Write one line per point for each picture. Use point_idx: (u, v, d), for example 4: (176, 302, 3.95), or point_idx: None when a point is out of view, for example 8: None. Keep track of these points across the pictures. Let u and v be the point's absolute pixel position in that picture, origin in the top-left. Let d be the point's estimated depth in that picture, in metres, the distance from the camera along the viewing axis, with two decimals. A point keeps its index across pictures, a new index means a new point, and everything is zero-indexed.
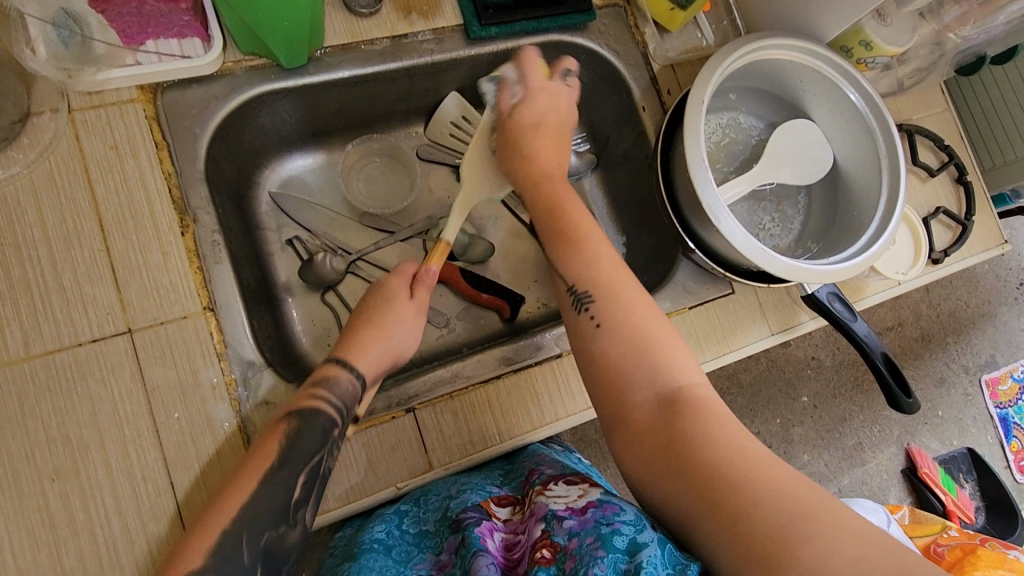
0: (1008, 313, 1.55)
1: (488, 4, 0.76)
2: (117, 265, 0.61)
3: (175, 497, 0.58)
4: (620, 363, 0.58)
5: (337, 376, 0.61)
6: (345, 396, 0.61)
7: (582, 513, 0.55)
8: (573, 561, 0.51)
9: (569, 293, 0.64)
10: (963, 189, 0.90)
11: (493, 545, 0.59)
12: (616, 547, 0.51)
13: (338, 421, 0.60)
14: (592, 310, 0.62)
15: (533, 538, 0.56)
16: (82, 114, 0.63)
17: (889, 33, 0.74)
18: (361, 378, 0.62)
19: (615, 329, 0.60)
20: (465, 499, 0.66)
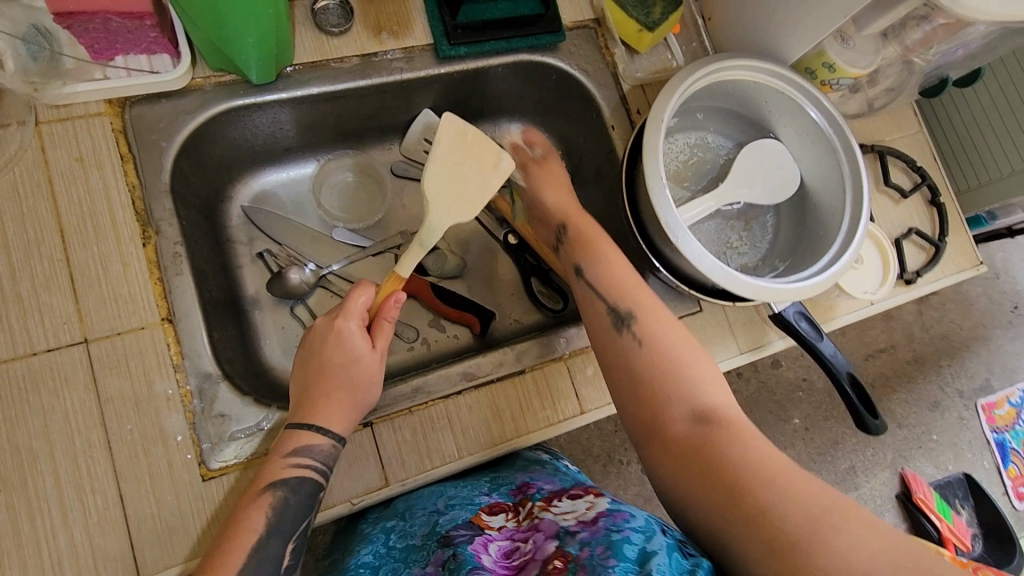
0: (1002, 336, 1.54)
1: (457, 24, 0.77)
2: (77, 275, 0.61)
3: (123, 510, 0.58)
4: (656, 382, 0.59)
5: (313, 441, 0.60)
6: (325, 457, 0.61)
7: (593, 526, 0.55)
8: (586, 570, 0.50)
9: (611, 314, 0.65)
10: (937, 211, 0.90)
11: (487, 556, 0.58)
12: (626, 555, 0.49)
13: (321, 479, 0.60)
14: (630, 330, 0.63)
15: (545, 554, 0.55)
16: (49, 127, 0.64)
17: (851, 55, 0.75)
18: (342, 439, 0.62)
19: (653, 353, 0.61)
20: (455, 515, 0.66)
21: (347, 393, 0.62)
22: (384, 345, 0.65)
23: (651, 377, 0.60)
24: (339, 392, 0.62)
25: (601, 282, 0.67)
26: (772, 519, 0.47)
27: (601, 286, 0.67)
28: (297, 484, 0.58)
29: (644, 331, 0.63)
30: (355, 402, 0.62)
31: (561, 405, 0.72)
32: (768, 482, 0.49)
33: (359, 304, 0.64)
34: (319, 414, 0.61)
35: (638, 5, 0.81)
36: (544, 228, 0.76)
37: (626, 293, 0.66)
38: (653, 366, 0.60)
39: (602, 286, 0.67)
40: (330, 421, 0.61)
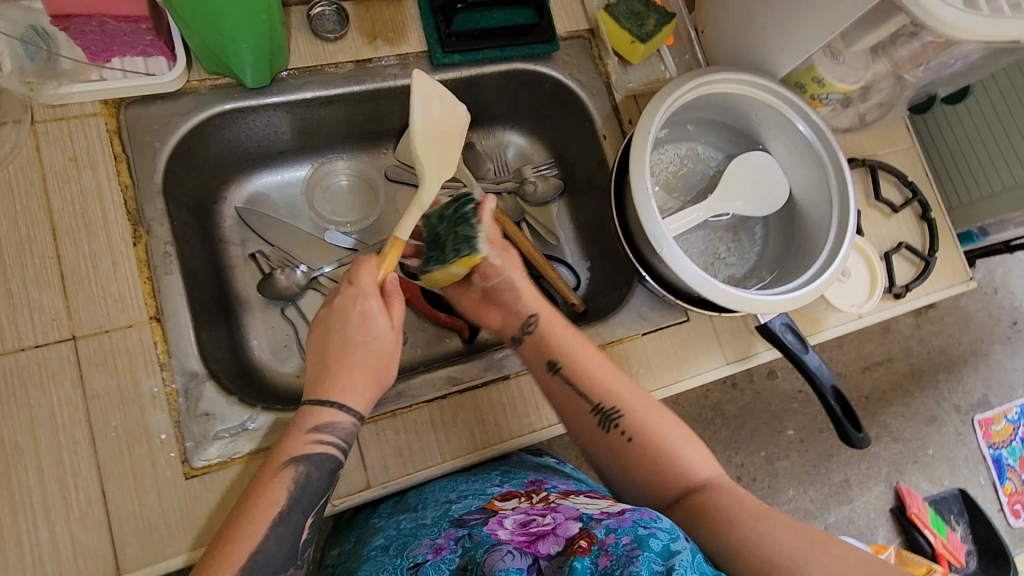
0: (1000, 352, 1.54)
1: (451, 33, 0.78)
2: (67, 273, 0.62)
3: (106, 506, 0.59)
4: (648, 462, 0.60)
5: (333, 415, 0.59)
6: (346, 435, 0.60)
7: (620, 515, 0.51)
8: (610, 559, 0.47)
9: (593, 410, 0.64)
10: (927, 225, 0.91)
11: (503, 530, 0.56)
12: (652, 548, 0.47)
13: (342, 456, 0.60)
14: (616, 422, 0.62)
15: (569, 532, 0.52)
16: (44, 126, 0.65)
17: (842, 70, 0.76)
18: (361, 417, 0.61)
19: (641, 439, 0.61)
20: (468, 504, 0.66)
21: (362, 370, 0.61)
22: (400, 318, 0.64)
23: (642, 460, 0.61)
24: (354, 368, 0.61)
25: (576, 377, 0.65)
26: (773, 550, 0.49)
27: (576, 382, 0.65)
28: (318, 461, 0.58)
29: (629, 422, 0.62)
30: (373, 378, 0.62)
31: (545, 412, 0.73)
32: (763, 519, 0.52)
33: (369, 280, 0.63)
34: (341, 390, 0.60)
35: (631, 17, 0.82)
36: (502, 313, 0.70)
37: (601, 384, 0.64)
38: (640, 453, 0.61)
39: (578, 380, 0.65)
40: (348, 397, 0.60)
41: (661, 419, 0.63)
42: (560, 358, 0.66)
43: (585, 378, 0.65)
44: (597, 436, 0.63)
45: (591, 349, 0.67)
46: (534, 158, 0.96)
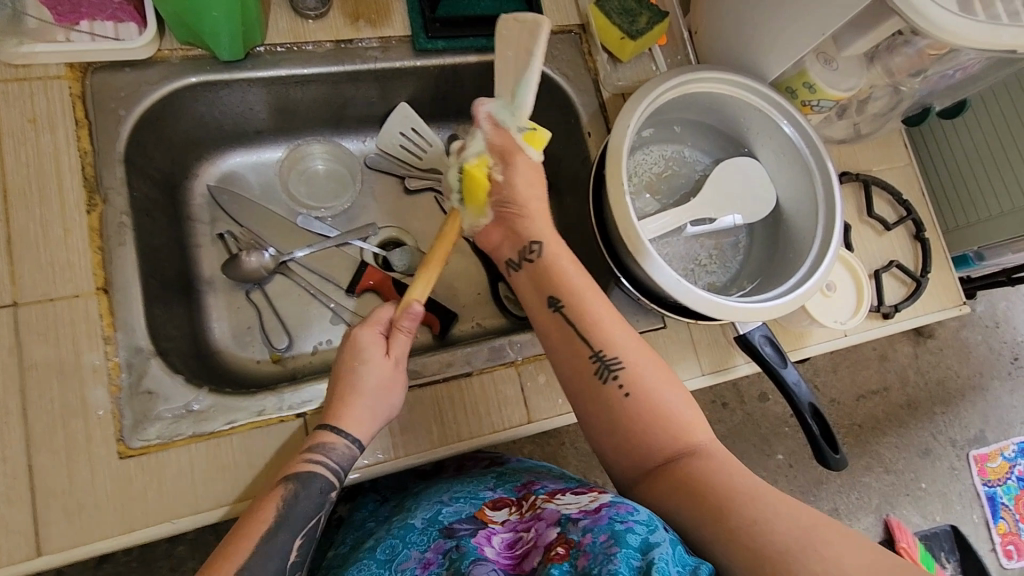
0: (1000, 387, 1.49)
1: (436, 18, 0.76)
2: (15, 237, 0.60)
3: (33, 482, 0.56)
4: (644, 422, 0.56)
5: (338, 442, 0.58)
6: (341, 459, 0.58)
7: (596, 512, 0.48)
8: (588, 559, 0.44)
9: (593, 356, 0.59)
10: (921, 246, 0.88)
11: (490, 548, 0.52)
12: (629, 543, 0.44)
13: (335, 487, 0.57)
14: (617, 372, 0.58)
15: (547, 540, 0.49)
16: (5, 86, 0.63)
17: (832, 76, 0.73)
18: (357, 441, 0.59)
19: (641, 394, 0.57)
20: (459, 509, 0.59)
21: (378, 376, 0.60)
22: (400, 354, 0.62)
23: (639, 420, 0.56)
24: (368, 378, 0.59)
25: (578, 320, 0.60)
26: (768, 535, 0.46)
27: (578, 323, 0.60)
28: (312, 486, 0.56)
29: (630, 374, 0.58)
30: (384, 401, 0.60)
31: (508, 413, 0.70)
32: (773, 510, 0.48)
33: (381, 314, 0.63)
34: (339, 413, 0.59)
35: (623, 13, 0.80)
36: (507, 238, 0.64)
37: (603, 330, 0.59)
38: (637, 410, 0.57)
39: (580, 322, 0.60)
40: (355, 422, 0.59)
41: (660, 378, 0.58)
42: (563, 297, 0.61)
43: (589, 318, 0.60)
44: (592, 387, 0.58)
45: (594, 290, 0.62)
46: None
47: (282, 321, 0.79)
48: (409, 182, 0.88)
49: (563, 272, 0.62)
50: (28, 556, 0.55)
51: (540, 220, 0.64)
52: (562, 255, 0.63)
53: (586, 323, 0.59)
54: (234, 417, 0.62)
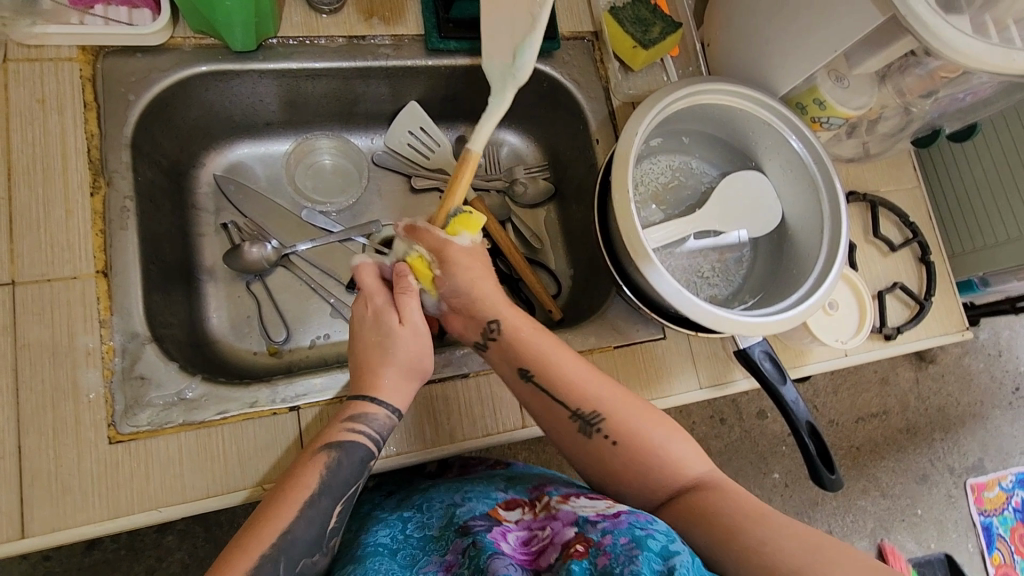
0: (1000, 417, 1.48)
1: (449, 18, 0.76)
2: (17, 215, 0.60)
3: (20, 462, 0.55)
4: (638, 469, 0.55)
5: (380, 411, 0.58)
6: (381, 427, 0.58)
7: (616, 517, 0.47)
8: (608, 558, 0.43)
9: (573, 417, 0.58)
10: (926, 269, 0.87)
11: (507, 543, 0.51)
12: (650, 547, 0.43)
13: (374, 454, 0.58)
14: (600, 427, 0.57)
15: (565, 538, 0.48)
16: (16, 66, 0.63)
17: (843, 94, 0.73)
18: (397, 408, 0.59)
19: (628, 443, 0.56)
20: (474, 507, 0.58)
21: (411, 333, 0.59)
22: (414, 316, 0.60)
23: (631, 468, 0.56)
24: (400, 340, 0.59)
25: (551, 385, 0.58)
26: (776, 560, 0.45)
27: (551, 389, 0.58)
28: (354, 455, 0.56)
29: (613, 426, 0.57)
30: (420, 358, 0.60)
31: (503, 416, 0.69)
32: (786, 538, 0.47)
33: (371, 279, 0.62)
34: (371, 382, 0.58)
35: (637, 22, 0.80)
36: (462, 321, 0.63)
37: (580, 388, 0.58)
38: (626, 460, 0.56)
39: (552, 388, 0.58)
40: (388, 389, 0.58)
41: (643, 419, 0.57)
42: (533, 364, 0.59)
43: (563, 379, 0.58)
44: (581, 446, 0.58)
45: (559, 346, 0.60)
46: (528, 160, 0.94)
47: (280, 313, 0.79)
48: (416, 181, 0.87)
49: (527, 341, 0.60)
50: (11, 537, 0.54)
51: (493, 297, 0.61)
52: (521, 316, 0.62)
53: (559, 389, 0.58)
54: (226, 408, 0.61)
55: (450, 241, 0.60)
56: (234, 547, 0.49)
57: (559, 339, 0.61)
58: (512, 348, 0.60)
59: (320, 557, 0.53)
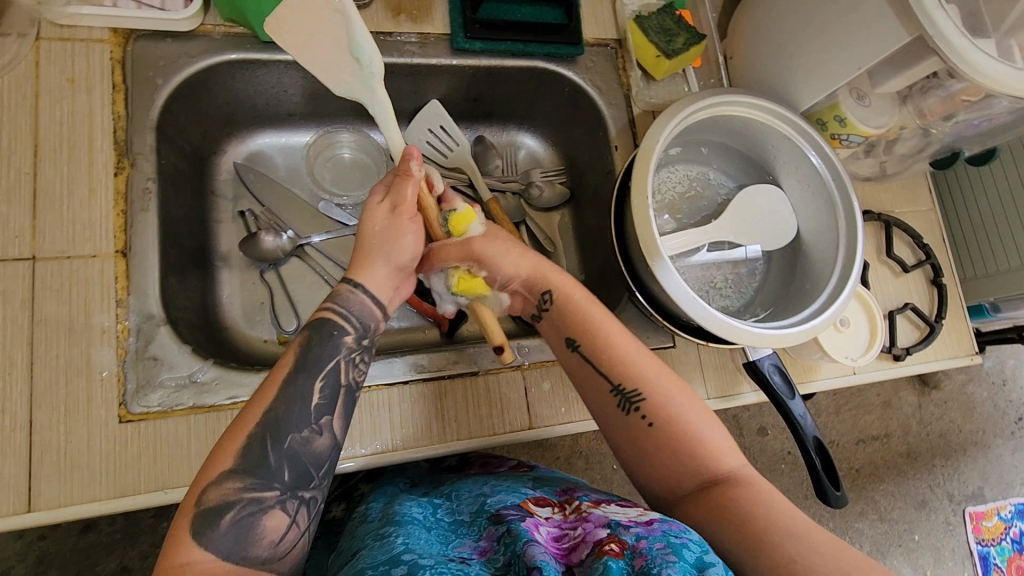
0: (1002, 446, 1.47)
1: (476, 19, 0.77)
2: (40, 191, 0.61)
3: (30, 436, 0.56)
4: (672, 454, 0.55)
5: (353, 294, 0.58)
6: (357, 310, 0.58)
7: (649, 524, 0.47)
8: (645, 560, 0.42)
9: (614, 391, 0.58)
10: (937, 291, 0.87)
11: (539, 535, 0.50)
12: (686, 557, 0.43)
13: (352, 334, 0.57)
14: (640, 406, 0.57)
15: (598, 538, 0.47)
16: (48, 44, 0.64)
17: (864, 112, 0.73)
18: (366, 290, 0.58)
19: (666, 426, 0.56)
20: (503, 498, 0.59)
21: (385, 217, 0.59)
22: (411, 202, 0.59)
23: (666, 452, 0.55)
24: (376, 223, 0.59)
25: (596, 357, 0.59)
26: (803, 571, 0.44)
27: (596, 361, 0.59)
28: (326, 331, 0.55)
29: (654, 406, 0.57)
30: (394, 246, 0.59)
31: (510, 416, 0.69)
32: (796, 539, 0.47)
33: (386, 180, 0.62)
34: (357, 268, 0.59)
35: (661, 32, 0.80)
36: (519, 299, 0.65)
37: (624, 364, 0.58)
38: (662, 442, 0.56)
39: (598, 360, 0.59)
40: (368, 275, 0.59)
41: (686, 406, 0.57)
42: (581, 335, 0.60)
43: (609, 354, 0.59)
44: (616, 420, 0.58)
45: (610, 322, 0.60)
46: (544, 164, 0.94)
47: (292, 303, 0.79)
48: None
49: (581, 313, 0.61)
50: (17, 510, 0.54)
51: (544, 267, 0.63)
52: (578, 290, 0.62)
53: (606, 362, 0.59)
54: (236, 393, 0.62)
55: (469, 237, 0.62)
56: (229, 433, 0.50)
57: (612, 316, 0.62)
58: (563, 318, 0.61)
59: (315, 437, 0.51)
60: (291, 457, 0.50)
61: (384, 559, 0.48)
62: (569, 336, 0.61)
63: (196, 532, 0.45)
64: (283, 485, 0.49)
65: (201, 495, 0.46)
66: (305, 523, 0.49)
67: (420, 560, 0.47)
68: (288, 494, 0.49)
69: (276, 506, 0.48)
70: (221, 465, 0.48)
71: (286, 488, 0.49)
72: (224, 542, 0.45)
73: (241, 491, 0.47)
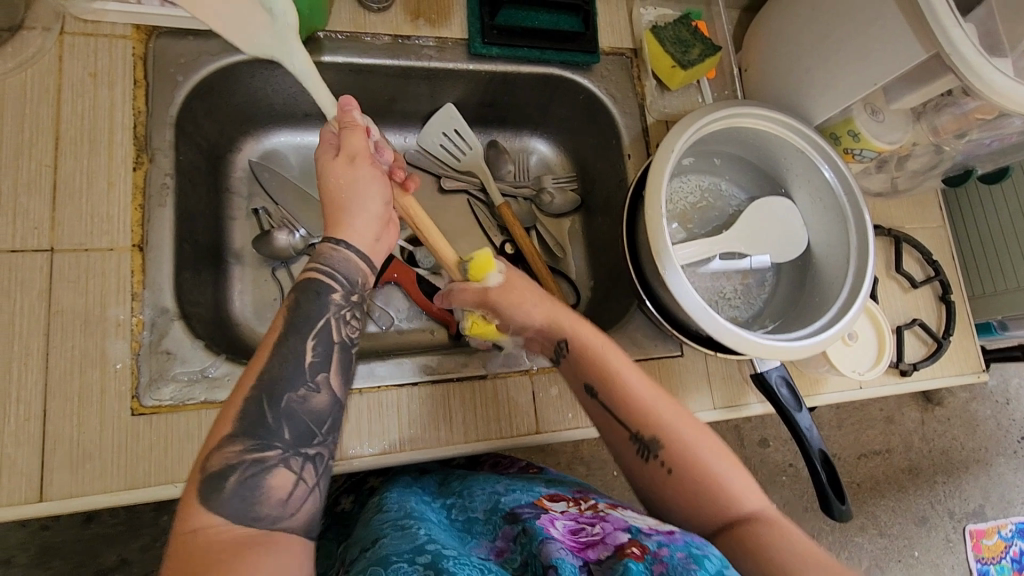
0: (1004, 465, 1.47)
1: (494, 25, 0.77)
2: (60, 184, 0.61)
3: (43, 425, 0.56)
4: (693, 500, 0.55)
5: (336, 251, 0.54)
6: (343, 265, 0.54)
7: (670, 533, 0.48)
8: (665, 566, 0.43)
9: (632, 437, 0.58)
10: (946, 308, 0.87)
11: (556, 529, 0.50)
12: (706, 566, 0.43)
13: (340, 291, 0.53)
14: (658, 452, 0.57)
15: (617, 539, 0.47)
16: (72, 39, 0.65)
17: (877, 127, 0.73)
18: (351, 244, 0.55)
19: (685, 472, 0.55)
20: (518, 496, 0.59)
21: (350, 171, 0.56)
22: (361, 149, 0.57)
23: (687, 498, 0.55)
24: (341, 179, 0.56)
25: (613, 401, 0.59)
26: None
27: (614, 408, 0.59)
28: (313, 290, 0.52)
29: (672, 452, 0.56)
30: (359, 196, 0.56)
31: (517, 420, 0.70)
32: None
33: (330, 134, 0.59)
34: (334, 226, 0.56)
35: (677, 43, 0.81)
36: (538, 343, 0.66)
37: (641, 409, 0.58)
38: (683, 488, 0.55)
39: (616, 406, 0.59)
40: (348, 229, 0.55)
41: (705, 450, 0.56)
42: (597, 381, 0.60)
43: (625, 399, 0.59)
44: (637, 465, 0.58)
45: (627, 365, 0.61)
46: (556, 169, 0.95)
47: None
48: (444, 181, 0.88)
49: (597, 357, 0.61)
50: (29, 499, 0.55)
51: (560, 315, 0.63)
52: (594, 335, 0.63)
53: (622, 408, 0.59)
54: None
55: (485, 288, 0.63)
56: (228, 398, 0.47)
57: (628, 360, 0.62)
58: (579, 364, 0.62)
59: (313, 395, 0.49)
60: (291, 416, 0.47)
61: (409, 548, 0.48)
62: (586, 383, 0.61)
63: (203, 498, 0.42)
64: (286, 443, 0.46)
65: (204, 461, 0.44)
66: (313, 480, 0.47)
67: (443, 551, 0.47)
68: (291, 451, 0.46)
69: (280, 465, 0.45)
70: (223, 430, 0.45)
71: (288, 446, 0.46)
72: (233, 504, 0.43)
73: (243, 453, 0.45)
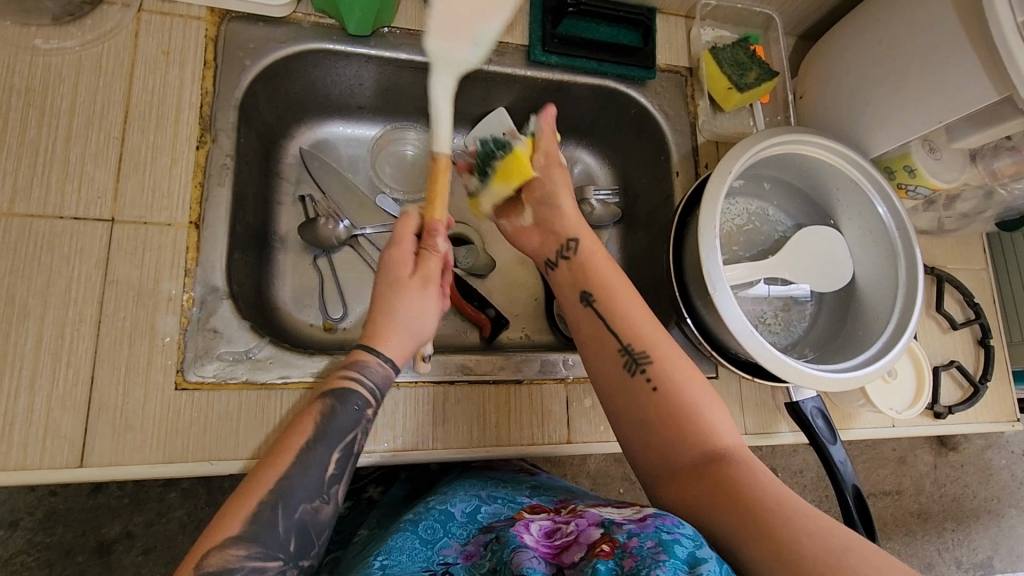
0: (1016, 517, 1.44)
1: (555, 34, 0.78)
2: (125, 156, 0.63)
3: (90, 391, 0.57)
4: (671, 421, 0.55)
5: (374, 362, 0.56)
6: (378, 381, 0.56)
7: (642, 520, 0.45)
8: (634, 560, 0.41)
9: (622, 352, 0.59)
10: (984, 351, 0.86)
11: (529, 535, 0.49)
12: (676, 554, 0.41)
13: (372, 406, 0.55)
14: (645, 368, 0.58)
15: (590, 538, 0.46)
16: (148, 16, 0.66)
17: (936, 165, 0.73)
18: (390, 360, 0.57)
19: (669, 392, 0.56)
20: (497, 510, 0.59)
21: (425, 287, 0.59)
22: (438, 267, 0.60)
23: (663, 420, 0.56)
24: (405, 296, 0.58)
25: (611, 317, 0.61)
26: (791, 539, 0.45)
27: (610, 324, 0.61)
28: (349, 400, 0.54)
29: (659, 371, 0.58)
30: (414, 314, 0.58)
31: (549, 429, 0.69)
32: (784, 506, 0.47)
33: (409, 226, 0.61)
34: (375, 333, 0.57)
35: (735, 65, 0.81)
36: (541, 236, 0.69)
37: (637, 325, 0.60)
38: (662, 409, 0.56)
39: (612, 323, 0.61)
40: (388, 343, 0.57)
41: (688, 379, 0.58)
42: (597, 294, 0.63)
43: (621, 315, 0.61)
44: (621, 382, 0.59)
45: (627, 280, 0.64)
46: (599, 181, 0.95)
47: (341, 291, 0.80)
48: None
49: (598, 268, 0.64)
50: (69, 464, 0.55)
51: (580, 224, 0.68)
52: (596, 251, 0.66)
53: (615, 323, 0.61)
54: (288, 373, 0.62)
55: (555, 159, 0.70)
56: (236, 499, 0.47)
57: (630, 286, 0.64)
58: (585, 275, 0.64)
59: (323, 507, 0.49)
60: (300, 528, 0.48)
61: None
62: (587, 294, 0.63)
63: None
64: (289, 556, 0.47)
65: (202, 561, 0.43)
66: None
67: None
68: (291, 564, 0.47)
69: None
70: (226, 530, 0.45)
71: (290, 558, 0.47)
72: None
73: (244, 559, 0.44)
